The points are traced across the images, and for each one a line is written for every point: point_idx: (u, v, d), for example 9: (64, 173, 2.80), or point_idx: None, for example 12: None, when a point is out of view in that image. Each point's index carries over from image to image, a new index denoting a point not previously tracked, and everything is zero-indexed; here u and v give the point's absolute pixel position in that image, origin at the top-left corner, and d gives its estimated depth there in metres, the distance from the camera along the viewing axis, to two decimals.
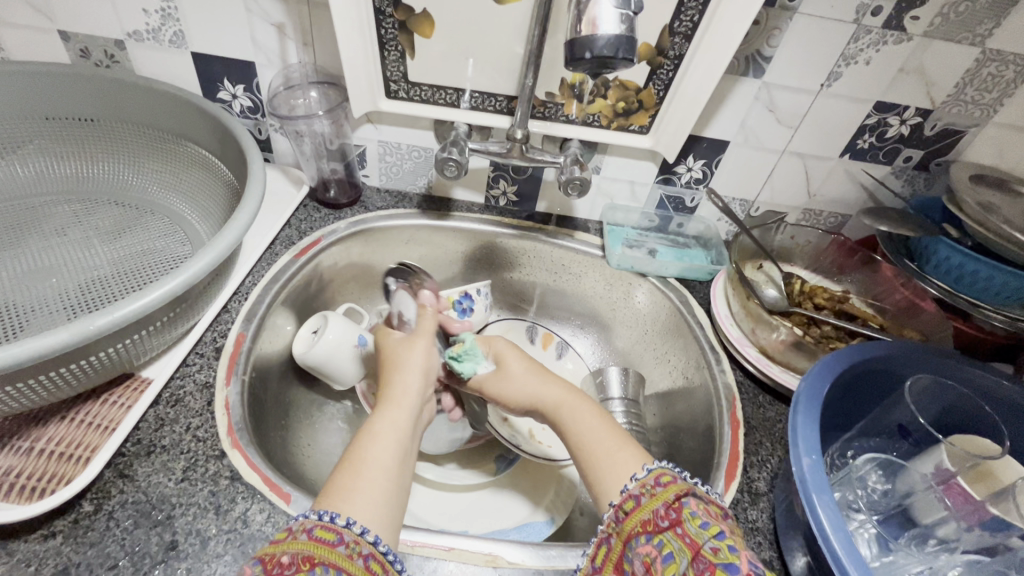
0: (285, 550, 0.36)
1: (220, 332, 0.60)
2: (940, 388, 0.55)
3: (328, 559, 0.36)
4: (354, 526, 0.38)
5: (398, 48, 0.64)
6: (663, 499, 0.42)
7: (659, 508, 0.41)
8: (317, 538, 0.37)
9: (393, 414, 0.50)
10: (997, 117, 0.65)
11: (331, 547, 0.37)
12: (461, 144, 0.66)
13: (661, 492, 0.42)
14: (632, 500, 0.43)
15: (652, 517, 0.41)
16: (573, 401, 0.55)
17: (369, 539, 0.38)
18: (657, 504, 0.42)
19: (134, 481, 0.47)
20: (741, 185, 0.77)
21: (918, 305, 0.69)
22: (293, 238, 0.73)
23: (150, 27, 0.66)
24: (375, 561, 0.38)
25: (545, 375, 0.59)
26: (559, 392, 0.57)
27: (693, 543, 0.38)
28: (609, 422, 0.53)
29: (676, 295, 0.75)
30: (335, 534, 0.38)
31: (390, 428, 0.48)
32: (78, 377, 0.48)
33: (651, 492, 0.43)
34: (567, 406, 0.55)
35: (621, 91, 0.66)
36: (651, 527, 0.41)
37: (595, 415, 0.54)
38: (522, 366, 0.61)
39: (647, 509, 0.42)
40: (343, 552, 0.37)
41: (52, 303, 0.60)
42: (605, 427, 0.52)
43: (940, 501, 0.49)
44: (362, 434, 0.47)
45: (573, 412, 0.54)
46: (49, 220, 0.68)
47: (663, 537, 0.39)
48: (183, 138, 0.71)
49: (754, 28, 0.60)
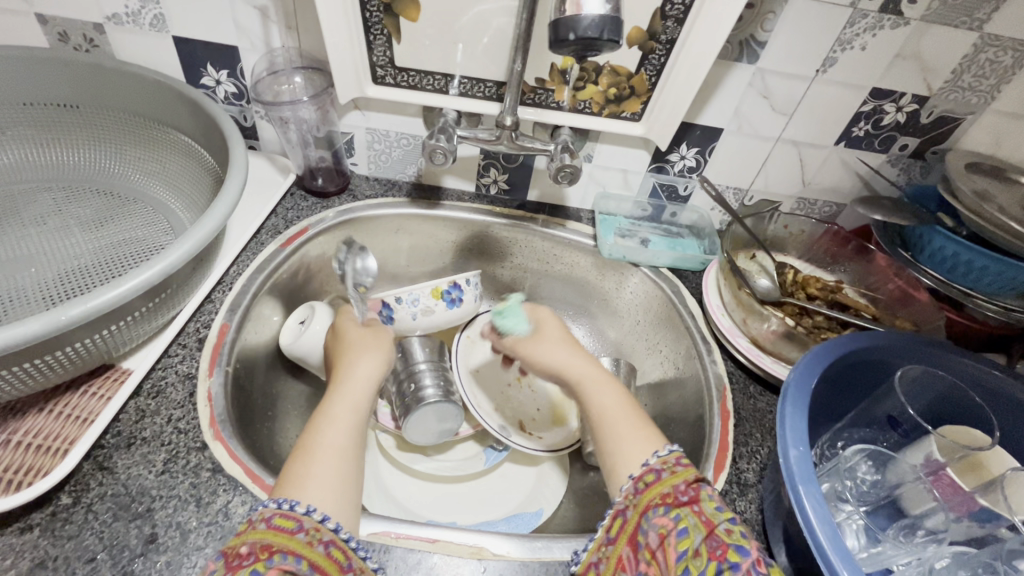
0: (244, 540, 0.37)
1: (203, 323, 0.59)
2: (931, 378, 0.55)
3: (286, 546, 0.37)
4: (313, 514, 0.39)
5: (384, 33, 0.62)
6: (684, 477, 0.44)
7: (680, 484, 0.43)
8: (276, 526, 0.38)
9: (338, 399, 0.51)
10: (995, 104, 0.64)
11: (290, 534, 0.38)
12: (449, 131, 0.64)
13: (682, 471, 0.44)
14: (653, 473, 0.45)
15: (671, 491, 0.43)
16: (600, 378, 0.55)
17: (329, 527, 0.39)
18: (678, 481, 0.43)
19: (113, 473, 0.46)
20: (735, 174, 0.75)
21: (911, 295, 0.68)
22: (279, 226, 0.72)
23: (129, 10, 0.65)
24: (336, 548, 0.39)
25: (576, 349, 0.59)
26: (587, 365, 0.57)
27: (709, 521, 0.40)
28: (630, 403, 0.53)
29: (668, 285, 0.74)
30: (295, 521, 0.38)
31: (342, 411, 0.49)
32: (54, 368, 0.47)
33: (672, 470, 0.45)
34: (591, 383, 0.55)
35: (612, 77, 0.65)
36: (671, 501, 0.42)
37: (617, 394, 0.54)
38: (558, 333, 0.61)
39: (667, 484, 0.43)
40: (302, 540, 0.38)
41: (32, 293, 0.59)
42: (624, 406, 0.53)
43: (929, 492, 0.48)
44: (317, 419, 0.48)
45: (597, 386, 0.55)
46: (29, 208, 0.67)
47: (680, 511, 0.41)
48: (166, 125, 0.70)
49: (747, 11, 0.58)
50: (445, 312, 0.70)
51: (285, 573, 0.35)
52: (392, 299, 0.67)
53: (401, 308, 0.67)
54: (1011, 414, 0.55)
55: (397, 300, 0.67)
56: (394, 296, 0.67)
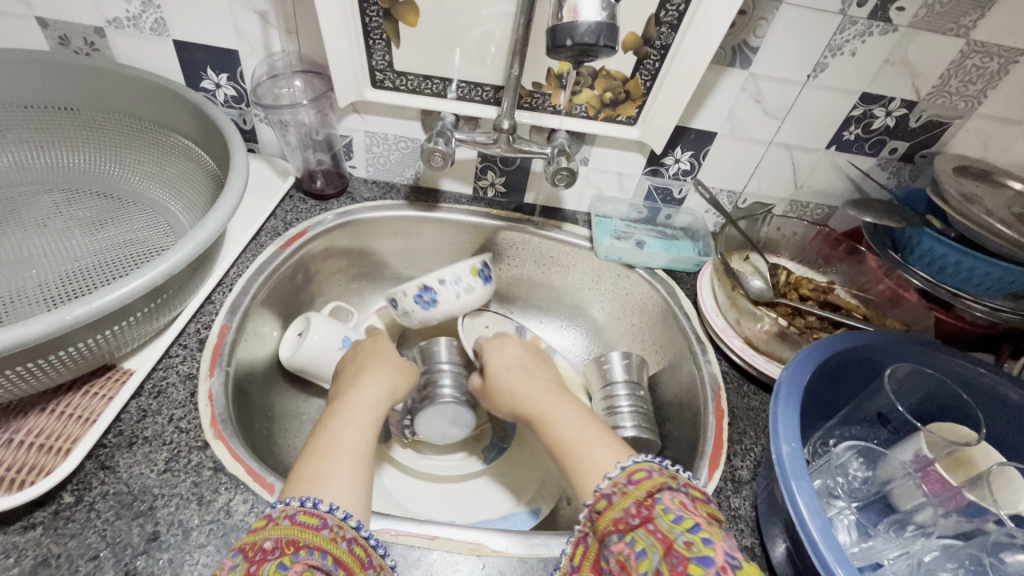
0: (267, 536, 0.37)
1: (203, 323, 0.60)
2: (922, 377, 0.56)
3: (312, 542, 0.37)
4: (337, 511, 0.40)
5: (383, 37, 0.63)
6: (634, 498, 0.40)
7: (630, 507, 0.39)
8: (301, 522, 0.38)
9: (349, 406, 0.52)
10: (982, 109, 0.66)
11: (315, 530, 0.38)
12: (448, 134, 0.65)
13: (633, 490, 0.40)
14: (604, 499, 0.41)
15: (623, 516, 0.39)
16: (552, 403, 0.55)
17: (351, 524, 0.40)
18: (628, 503, 0.40)
19: (115, 472, 0.46)
20: (729, 177, 0.77)
21: (901, 295, 0.70)
22: (279, 228, 0.72)
23: (131, 14, 0.65)
24: (358, 545, 0.39)
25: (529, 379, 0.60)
26: (542, 395, 0.57)
27: (665, 538, 0.36)
28: (591, 422, 0.52)
29: (663, 286, 0.75)
30: (319, 519, 0.39)
31: (353, 420, 0.50)
32: (58, 368, 0.47)
33: (623, 491, 0.41)
34: (547, 408, 0.55)
35: (608, 81, 0.66)
36: (623, 526, 0.39)
37: (574, 415, 0.53)
38: (513, 366, 0.62)
39: (618, 509, 0.40)
40: (328, 536, 0.38)
41: (32, 294, 0.59)
42: (583, 426, 0.51)
43: (919, 487, 0.50)
44: (330, 422, 0.49)
45: (552, 409, 0.55)
46: (29, 210, 0.67)
47: (634, 535, 0.38)
48: (166, 128, 0.70)
49: (740, 18, 0.60)
50: (481, 289, 0.72)
51: (312, 568, 0.36)
52: (435, 282, 0.69)
53: (444, 289, 0.69)
54: (997, 411, 0.56)
55: (440, 281, 0.69)
56: (436, 279, 0.69)
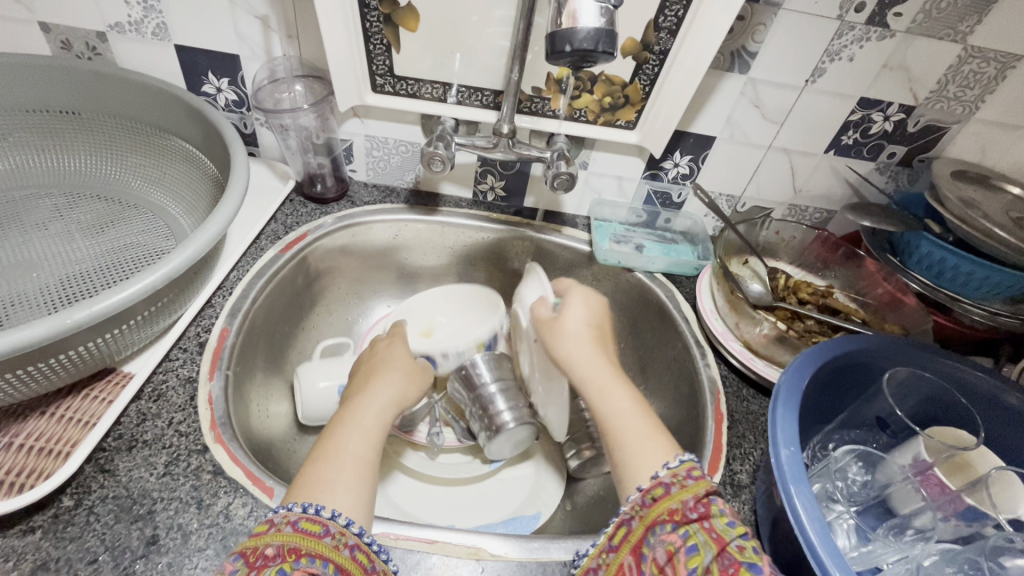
0: (269, 542, 0.37)
1: (203, 327, 0.60)
2: (920, 380, 0.56)
3: (314, 549, 0.38)
4: (339, 518, 0.40)
5: (383, 42, 0.63)
6: (694, 492, 0.42)
7: (689, 500, 0.41)
8: (304, 530, 0.38)
9: (359, 416, 0.50)
10: (979, 114, 0.66)
11: (318, 538, 0.38)
12: (448, 139, 0.65)
13: (692, 485, 0.42)
14: (662, 487, 0.43)
15: (680, 507, 0.41)
16: (607, 384, 0.52)
17: (353, 531, 0.40)
18: (687, 495, 0.41)
19: (114, 476, 0.46)
20: (728, 181, 0.77)
21: (899, 299, 0.70)
22: (279, 232, 0.72)
23: (132, 19, 0.66)
24: (361, 551, 0.40)
25: (597, 348, 0.55)
26: (603, 366, 0.54)
27: (720, 538, 0.39)
28: (642, 409, 0.51)
29: (662, 290, 0.75)
30: (321, 526, 0.39)
31: (364, 422, 0.49)
32: (58, 371, 0.47)
33: (682, 483, 0.42)
34: (598, 388, 0.52)
35: (607, 86, 0.66)
36: (678, 517, 0.41)
37: (628, 401, 0.51)
38: (586, 326, 0.57)
39: (676, 499, 0.41)
40: (330, 544, 0.38)
41: (33, 297, 0.59)
42: (637, 413, 0.50)
43: (918, 491, 0.50)
44: (339, 427, 0.49)
45: (603, 394, 0.52)
46: (29, 214, 0.68)
47: (689, 528, 0.40)
48: (167, 132, 0.71)
49: (739, 23, 0.60)
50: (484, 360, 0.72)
51: None
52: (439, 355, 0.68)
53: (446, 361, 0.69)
54: (996, 415, 0.56)
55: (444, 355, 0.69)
56: (441, 352, 0.68)
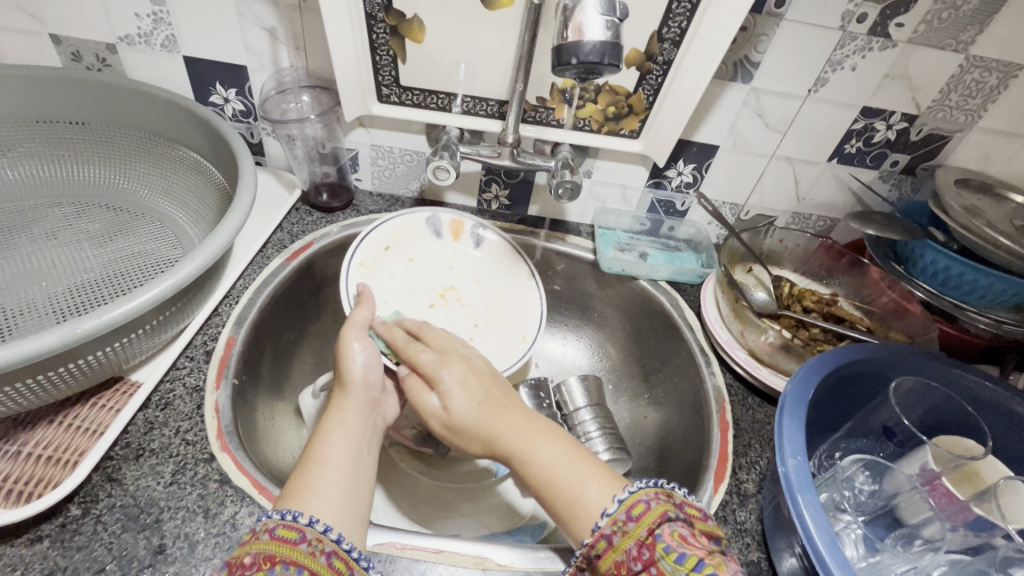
0: (248, 550, 0.37)
1: (210, 336, 0.60)
2: (927, 390, 0.56)
3: (288, 557, 0.37)
4: (316, 525, 0.39)
5: (389, 53, 0.64)
6: (635, 538, 0.39)
7: (631, 548, 0.39)
8: (280, 537, 0.38)
9: (345, 407, 0.51)
10: (982, 123, 0.66)
11: (292, 544, 0.38)
12: (453, 148, 0.66)
13: (634, 530, 0.40)
14: (604, 540, 0.41)
15: (625, 559, 0.39)
16: (532, 440, 0.47)
17: (331, 537, 0.39)
18: (629, 543, 0.39)
19: (122, 485, 0.47)
20: (731, 190, 0.77)
21: (905, 307, 0.70)
22: (285, 241, 0.73)
23: (142, 31, 0.67)
24: (338, 559, 0.39)
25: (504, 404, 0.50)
26: (519, 420, 0.49)
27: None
28: (570, 451, 0.47)
29: (666, 299, 0.75)
30: (297, 533, 0.39)
31: (331, 432, 0.48)
32: (66, 380, 0.48)
33: (623, 530, 0.40)
34: (524, 445, 0.47)
35: (611, 96, 0.66)
36: (626, 569, 0.39)
37: (554, 448, 0.47)
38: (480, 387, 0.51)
39: (620, 551, 0.40)
40: (305, 550, 0.38)
41: (41, 306, 0.60)
42: (569, 459, 0.46)
43: (925, 501, 0.50)
44: (316, 438, 0.48)
45: (534, 444, 0.47)
46: (38, 223, 0.68)
47: None
48: (175, 142, 0.71)
49: (741, 34, 0.61)
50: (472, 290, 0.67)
51: None
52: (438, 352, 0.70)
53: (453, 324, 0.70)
54: (1004, 423, 0.56)
55: None
56: None
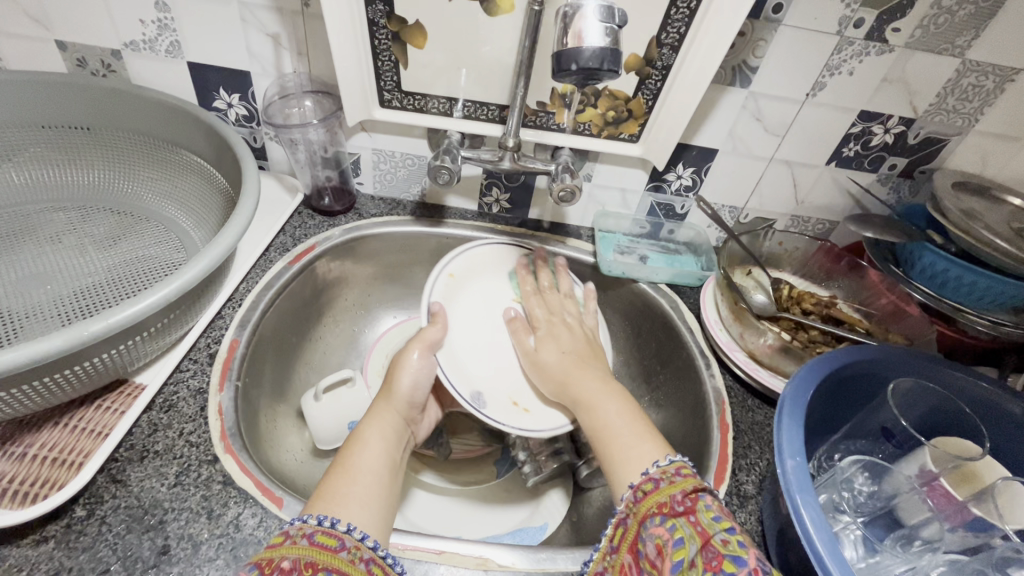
0: (286, 555, 0.37)
1: (213, 338, 0.61)
2: (926, 390, 0.56)
3: (330, 564, 0.37)
4: (354, 533, 0.40)
5: (391, 59, 0.65)
6: (681, 487, 0.42)
7: (677, 494, 0.41)
8: (319, 543, 0.38)
9: (384, 416, 0.53)
10: (979, 126, 0.67)
11: (333, 552, 0.38)
12: (454, 152, 0.66)
13: (680, 481, 0.42)
14: (651, 482, 0.43)
15: (668, 500, 0.41)
16: (599, 397, 0.54)
17: (369, 545, 0.40)
18: (675, 490, 0.42)
19: (127, 486, 0.47)
20: (730, 194, 0.78)
21: (904, 310, 0.70)
22: (287, 244, 0.73)
23: (147, 37, 0.67)
24: (375, 565, 0.39)
25: (583, 364, 0.59)
26: (592, 381, 0.57)
27: (705, 532, 0.38)
28: (631, 410, 0.53)
29: (666, 302, 0.76)
30: (337, 539, 0.39)
31: (368, 436, 0.50)
32: (71, 382, 0.48)
33: (671, 479, 0.43)
34: (593, 398, 0.55)
35: (610, 101, 0.67)
36: (667, 510, 0.41)
37: (618, 404, 0.53)
38: (567, 349, 0.62)
39: (664, 493, 0.42)
40: (346, 558, 0.38)
41: (47, 309, 0.60)
42: (627, 417, 0.51)
43: (924, 502, 0.50)
44: (349, 445, 0.49)
45: (601, 399, 0.54)
46: (44, 227, 0.69)
47: (676, 521, 0.40)
48: (179, 146, 0.72)
49: (740, 39, 0.61)
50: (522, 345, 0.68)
51: None
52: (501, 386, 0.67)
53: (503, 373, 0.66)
54: (1002, 425, 0.56)
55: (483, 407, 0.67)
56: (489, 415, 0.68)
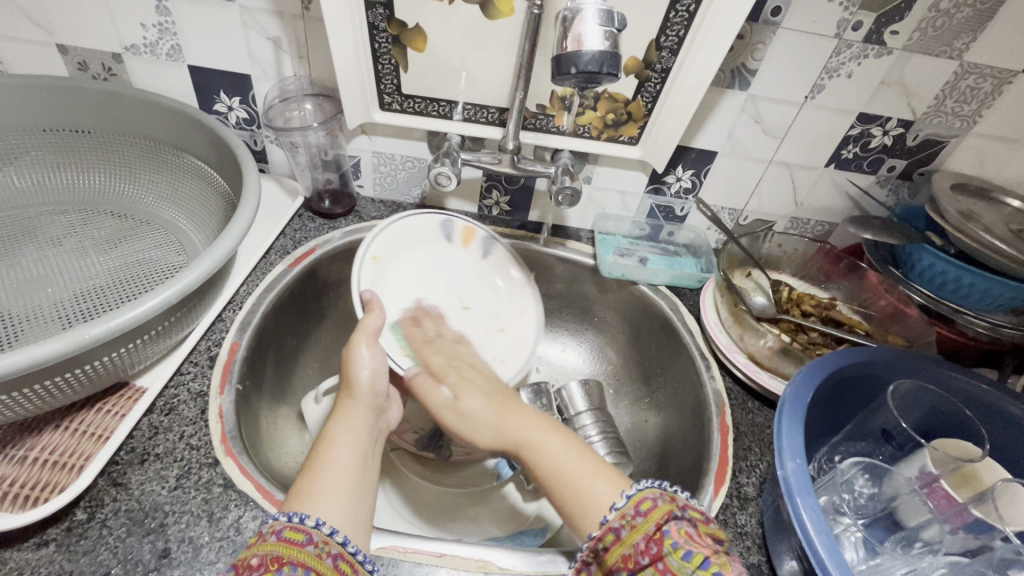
0: (255, 552, 0.37)
1: (214, 341, 0.61)
2: (924, 392, 0.56)
3: (296, 558, 0.37)
4: (322, 527, 0.39)
5: (391, 62, 0.65)
6: (643, 532, 0.40)
7: (640, 542, 0.39)
8: (287, 539, 0.38)
9: (351, 413, 0.53)
10: (977, 128, 0.67)
11: (300, 546, 0.38)
12: (454, 155, 0.67)
13: (642, 524, 0.40)
14: (612, 533, 0.41)
15: (632, 553, 0.39)
16: (543, 436, 0.51)
17: (337, 540, 0.39)
18: (637, 537, 0.40)
19: (128, 489, 0.47)
20: (730, 196, 0.78)
21: (904, 312, 0.69)
22: (288, 247, 0.74)
23: (148, 41, 0.68)
24: (344, 561, 0.39)
25: (509, 407, 0.54)
26: (530, 421, 0.52)
27: None
28: (579, 447, 0.50)
29: (666, 304, 0.76)
30: (305, 534, 0.39)
31: (337, 435, 0.50)
32: (72, 385, 0.48)
33: (631, 524, 0.40)
34: (534, 441, 0.50)
35: (609, 104, 0.67)
36: (633, 563, 0.39)
37: (564, 444, 0.50)
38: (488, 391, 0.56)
39: (627, 544, 0.40)
40: (312, 552, 0.38)
41: (47, 312, 0.60)
42: (576, 456, 0.49)
43: (924, 504, 0.50)
44: (321, 445, 0.49)
45: (544, 440, 0.50)
46: (45, 230, 0.69)
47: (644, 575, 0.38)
48: (180, 150, 0.72)
49: (738, 42, 0.61)
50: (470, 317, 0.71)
51: None
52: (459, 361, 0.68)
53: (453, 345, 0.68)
54: (1002, 426, 0.56)
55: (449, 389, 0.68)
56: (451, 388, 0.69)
